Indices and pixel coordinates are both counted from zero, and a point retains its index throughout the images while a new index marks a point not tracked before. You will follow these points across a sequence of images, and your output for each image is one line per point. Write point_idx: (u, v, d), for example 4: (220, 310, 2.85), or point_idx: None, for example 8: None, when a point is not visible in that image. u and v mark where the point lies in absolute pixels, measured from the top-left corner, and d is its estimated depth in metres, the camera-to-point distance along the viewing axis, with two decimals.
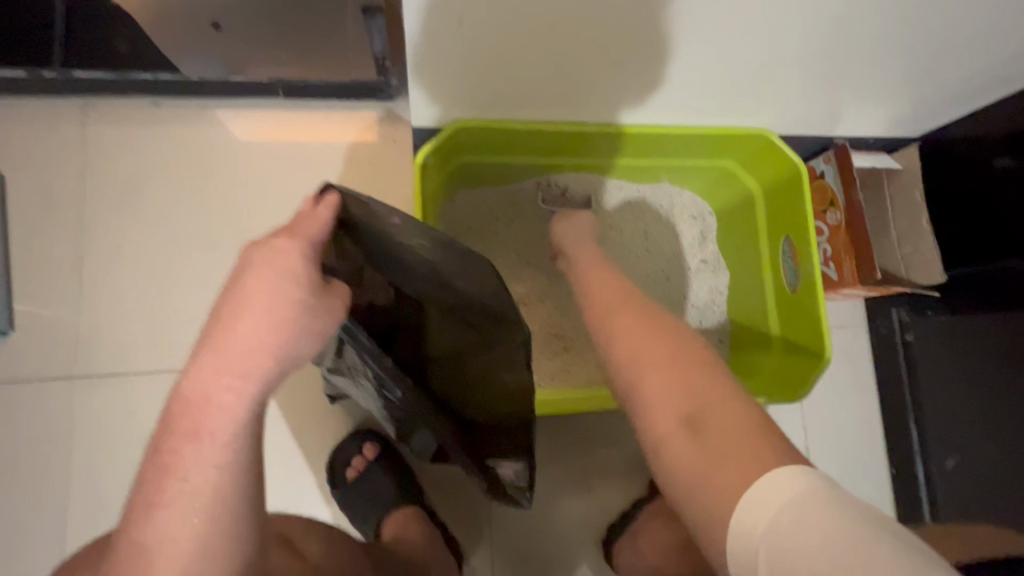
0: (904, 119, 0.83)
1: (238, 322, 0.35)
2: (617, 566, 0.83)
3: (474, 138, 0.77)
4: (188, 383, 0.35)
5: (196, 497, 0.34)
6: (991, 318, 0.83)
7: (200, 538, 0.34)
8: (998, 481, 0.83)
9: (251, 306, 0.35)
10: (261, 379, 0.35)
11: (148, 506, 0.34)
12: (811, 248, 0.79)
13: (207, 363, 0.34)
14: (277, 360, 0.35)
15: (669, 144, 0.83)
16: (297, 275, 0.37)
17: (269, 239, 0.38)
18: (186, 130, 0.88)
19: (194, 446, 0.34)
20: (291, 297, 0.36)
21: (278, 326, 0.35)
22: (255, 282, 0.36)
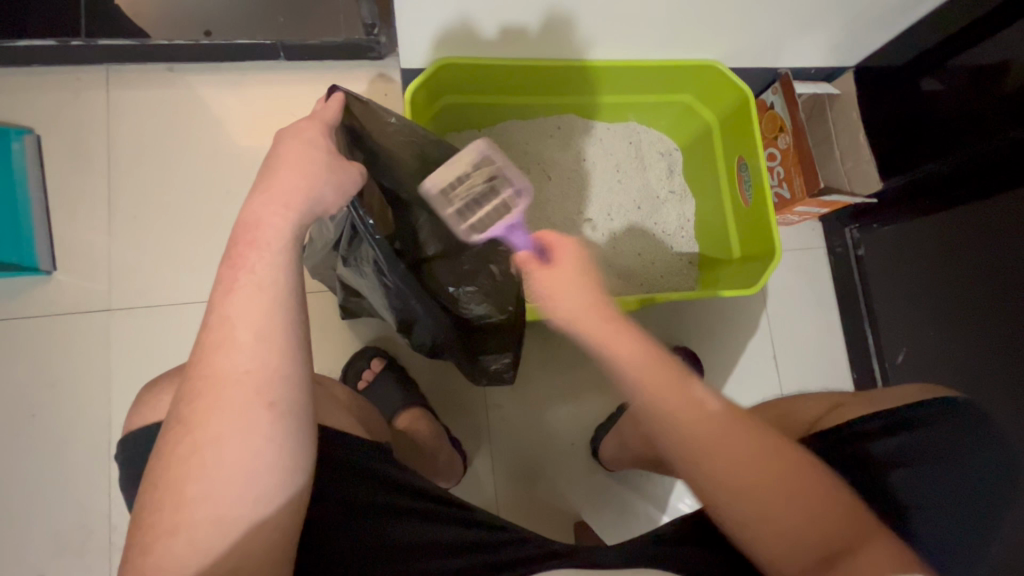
0: (839, 47, 0.93)
1: (280, 168, 0.44)
2: (605, 458, 0.93)
3: (457, 79, 0.87)
4: (248, 211, 0.43)
5: (260, 290, 0.41)
6: (925, 217, 0.93)
7: (262, 329, 0.41)
8: (938, 366, 0.93)
9: (288, 158, 0.45)
10: (300, 208, 0.44)
11: (223, 296, 0.41)
12: (759, 160, 0.89)
13: (261, 195, 0.44)
14: (310, 193, 0.44)
15: (631, 81, 0.93)
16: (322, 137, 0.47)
17: (296, 122, 0.48)
18: (198, 90, 0.97)
19: (255, 253, 0.42)
20: (316, 155, 0.45)
21: (308, 177, 0.44)
22: (290, 142, 0.46)
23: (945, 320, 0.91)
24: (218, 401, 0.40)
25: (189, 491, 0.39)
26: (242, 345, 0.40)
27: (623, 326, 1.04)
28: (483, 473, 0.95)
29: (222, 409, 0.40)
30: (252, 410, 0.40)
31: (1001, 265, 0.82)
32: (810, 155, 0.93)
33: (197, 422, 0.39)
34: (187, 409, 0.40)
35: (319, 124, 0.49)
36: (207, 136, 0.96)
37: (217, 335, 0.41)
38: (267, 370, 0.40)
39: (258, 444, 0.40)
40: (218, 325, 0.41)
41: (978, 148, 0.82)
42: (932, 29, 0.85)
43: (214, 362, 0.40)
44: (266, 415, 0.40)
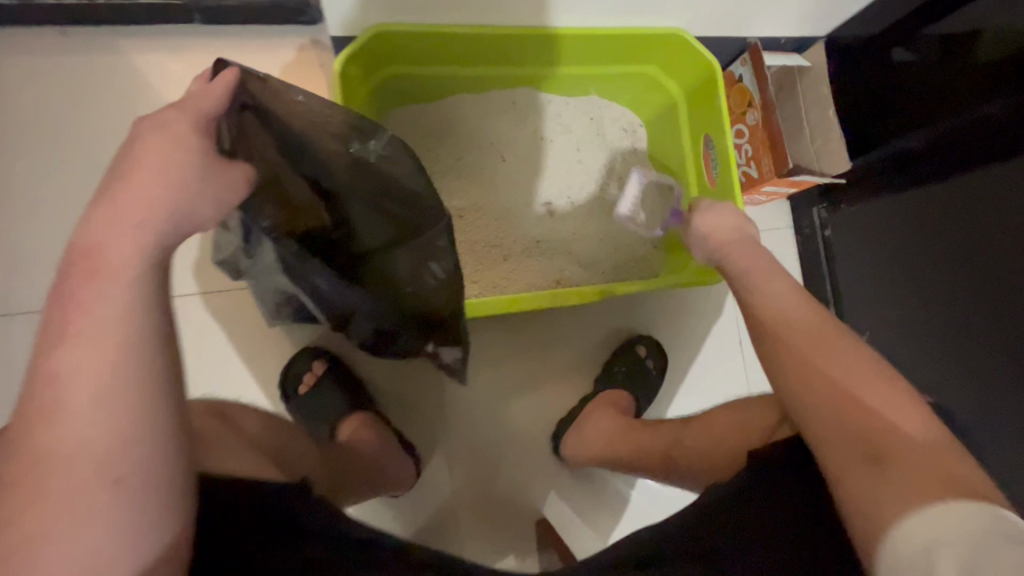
0: (809, 16, 0.87)
1: (131, 177, 0.39)
2: (566, 457, 0.88)
3: (396, 49, 0.77)
4: (83, 231, 0.37)
5: (99, 334, 0.34)
6: (898, 197, 0.87)
7: (99, 377, 0.34)
8: (901, 350, 0.91)
9: (140, 166, 0.39)
10: (156, 226, 0.38)
11: (53, 344, 0.34)
12: (728, 140, 0.83)
13: (102, 211, 0.38)
14: (171, 212, 0.40)
15: (591, 51, 0.85)
16: (186, 141, 0.42)
17: (158, 113, 0.43)
18: (102, 60, 0.87)
19: (94, 284, 0.35)
20: (180, 157, 0.41)
21: (167, 182, 0.40)
22: (148, 145, 0.40)
23: (910, 305, 0.89)
24: (43, 475, 0.32)
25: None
26: (71, 403, 0.33)
27: (585, 317, 0.97)
28: (441, 475, 0.90)
29: (50, 479, 0.32)
30: (89, 487, 0.32)
31: (965, 243, 0.80)
32: (779, 133, 0.88)
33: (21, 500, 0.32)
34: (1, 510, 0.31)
35: (186, 120, 0.43)
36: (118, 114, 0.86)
37: (40, 390, 0.33)
38: (109, 427, 0.33)
39: (104, 526, 0.32)
40: (44, 384, 0.33)
41: (947, 124, 0.79)
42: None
43: (36, 425, 0.33)
44: (112, 484, 0.33)
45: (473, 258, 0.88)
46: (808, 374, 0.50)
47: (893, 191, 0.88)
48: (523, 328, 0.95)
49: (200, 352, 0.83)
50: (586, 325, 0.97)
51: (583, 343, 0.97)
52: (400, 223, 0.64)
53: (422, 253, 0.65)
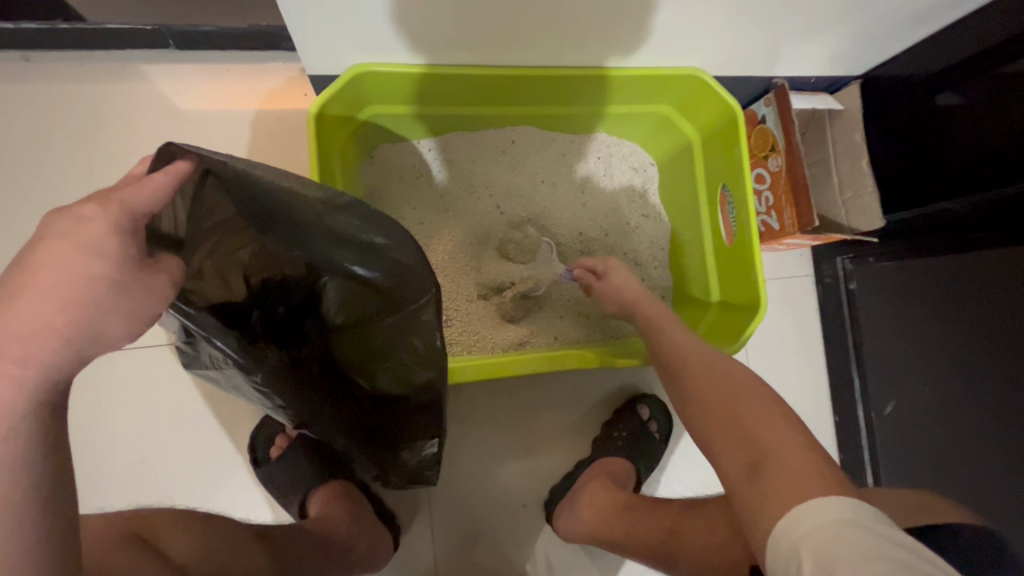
0: (844, 56, 0.79)
1: (15, 304, 0.28)
2: (555, 524, 0.82)
3: (382, 85, 0.70)
4: None
5: None
6: (939, 262, 0.79)
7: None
8: (930, 425, 0.83)
9: (40, 279, 0.29)
10: (50, 363, 0.29)
11: None
12: (747, 195, 0.75)
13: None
14: (71, 338, 0.29)
15: (598, 90, 0.77)
16: (101, 248, 0.30)
17: (76, 205, 0.31)
18: (62, 87, 0.81)
19: None
20: (91, 273, 0.30)
21: (66, 307, 0.29)
22: (45, 256, 0.29)
23: (937, 380, 0.81)
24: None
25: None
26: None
27: (585, 375, 0.91)
28: (422, 542, 0.84)
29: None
30: None
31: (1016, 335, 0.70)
32: (802, 183, 0.80)
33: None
34: None
35: (107, 219, 0.31)
36: (88, 143, 0.81)
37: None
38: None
39: None
40: None
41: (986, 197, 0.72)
42: (962, 38, 0.70)
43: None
44: None
45: (463, 313, 0.80)
46: (721, 425, 0.52)
47: (931, 257, 0.80)
48: (520, 386, 0.89)
49: (90, 478, 0.74)
50: (584, 381, 0.91)
51: (582, 403, 0.90)
52: (375, 302, 0.57)
53: (406, 329, 0.58)
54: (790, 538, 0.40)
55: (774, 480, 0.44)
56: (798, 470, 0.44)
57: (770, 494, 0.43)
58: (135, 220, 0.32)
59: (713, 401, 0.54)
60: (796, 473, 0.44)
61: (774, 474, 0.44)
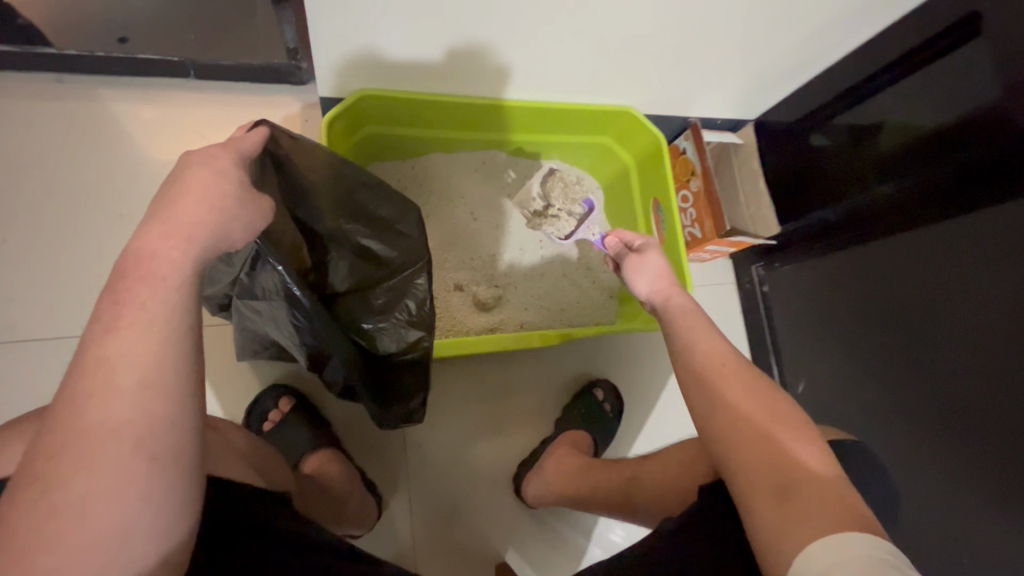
0: (740, 102, 1.03)
1: (184, 199, 0.40)
2: (525, 497, 0.91)
3: (380, 108, 0.86)
4: (138, 240, 0.39)
5: (149, 330, 0.36)
6: (825, 256, 1.01)
7: (151, 377, 0.35)
8: (833, 395, 1.01)
9: (193, 186, 0.41)
10: (206, 237, 0.40)
11: (105, 333, 0.36)
12: (673, 204, 0.93)
13: (158, 225, 0.39)
14: (217, 226, 0.41)
15: (551, 120, 0.96)
16: (228, 174, 0.43)
17: (204, 150, 0.44)
18: (90, 106, 0.93)
19: (149, 283, 0.37)
20: (224, 190, 0.42)
21: (211, 207, 0.41)
22: (194, 175, 0.42)
23: (834, 355, 1.00)
24: (86, 453, 0.33)
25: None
26: (121, 385, 0.34)
27: (547, 363, 1.03)
28: (400, 516, 0.91)
29: (92, 465, 0.32)
30: (131, 462, 0.33)
31: (887, 314, 0.91)
32: (716, 199, 1.00)
33: (55, 483, 0.32)
34: (22, 493, 0.31)
35: (226, 159, 0.45)
36: (116, 157, 0.92)
37: (80, 380, 0.34)
38: (155, 414, 0.35)
39: (137, 501, 0.33)
40: (92, 367, 0.35)
41: (854, 202, 0.94)
42: (824, 89, 0.96)
43: (79, 408, 0.34)
44: (151, 458, 0.34)
45: (441, 302, 0.93)
46: (741, 420, 0.53)
47: (818, 254, 1.02)
48: (491, 373, 1.00)
49: None
50: (547, 369, 1.03)
51: (545, 388, 1.02)
52: (373, 271, 0.69)
53: (400, 292, 0.69)
54: (826, 563, 0.42)
55: (705, 387, 0.58)
56: (833, 502, 0.46)
57: (799, 523, 0.45)
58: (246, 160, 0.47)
59: (744, 412, 0.54)
60: (828, 510, 0.45)
61: (807, 501, 0.46)
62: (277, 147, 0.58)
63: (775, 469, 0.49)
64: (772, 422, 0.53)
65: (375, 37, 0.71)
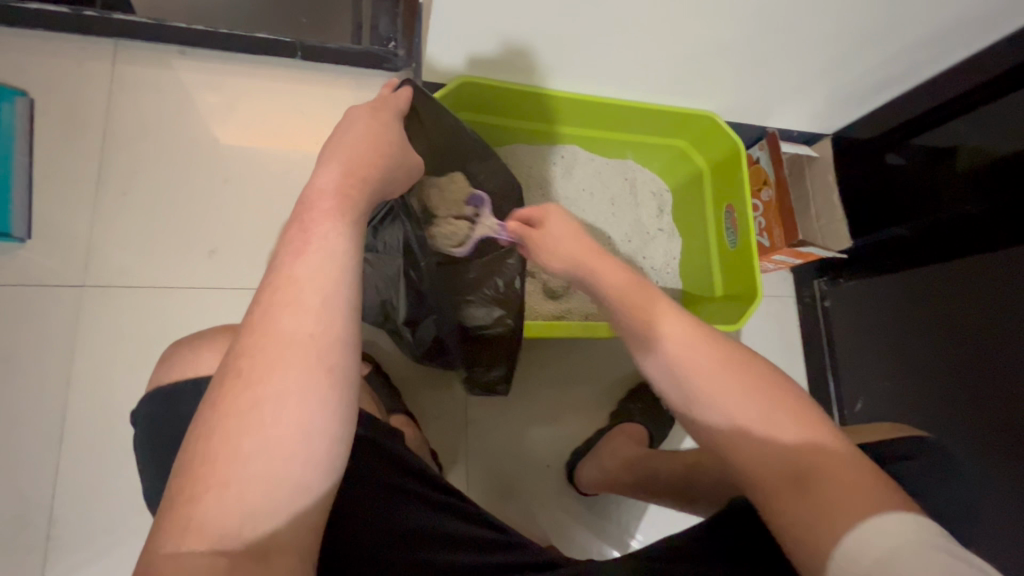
0: (820, 115, 1.05)
1: (355, 144, 0.46)
2: (581, 482, 0.93)
3: (479, 96, 0.91)
4: (318, 181, 0.43)
5: (333, 257, 0.40)
6: (894, 276, 1.00)
7: (331, 295, 0.39)
8: (895, 412, 1.00)
9: (365, 137, 0.47)
10: (373, 181, 0.46)
11: (293, 257, 0.40)
12: (748, 209, 0.95)
13: (339, 163, 0.45)
14: (381, 173, 0.47)
15: (634, 120, 1.00)
16: (389, 132, 0.50)
17: (361, 108, 0.51)
18: (202, 76, 0.98)
19: (327, 218, 0.41)
20: (386, 141, 0.49)
21: (375, 158, 0.47)
22: (358, 127, 0.48)
23: (898, 373, 0.99)
24: (281, 354, 0.37)
25: (227, 470, 0.35)
26: (308, 301, 0.38)
27: (607, 355, 1.05)
28: (459, 488, 0.94)
29: (278, 368, 0.37)
30: (317, 370, 0.38)
31: (949, 330, 0.91)
32: (790, 207, 1.01)
33: (258, 377, 0.37)
34: (225, 387, 0.37)
35: (383, 118, 0.51)
36: (221, 127, 0.97)
37: (275, 290, 0.39)
38: (334, 329, 0.39)
39: (318, 407, 0.37)
40: (284, 285, 0.39)
41: (933, 217, 0.92)
42: (909, 103, 0.95)
43: (275, 316, 0.38)
44: (327, 370, 0.38)
45: None
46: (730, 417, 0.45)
47: (886, 272, 1.01)
48: (550, 359, 1.03)
49: None
50: (605, 362, 1.05)
51: (601, 380, 1.04)
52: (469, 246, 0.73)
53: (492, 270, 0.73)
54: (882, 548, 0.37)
55: None
56: (854, 483, 0.41)
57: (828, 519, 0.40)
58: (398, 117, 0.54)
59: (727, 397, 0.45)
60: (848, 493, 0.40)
61: (828, 487, 0.41)
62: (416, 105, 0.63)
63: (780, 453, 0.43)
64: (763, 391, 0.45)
65: (491, 24, 0.76)
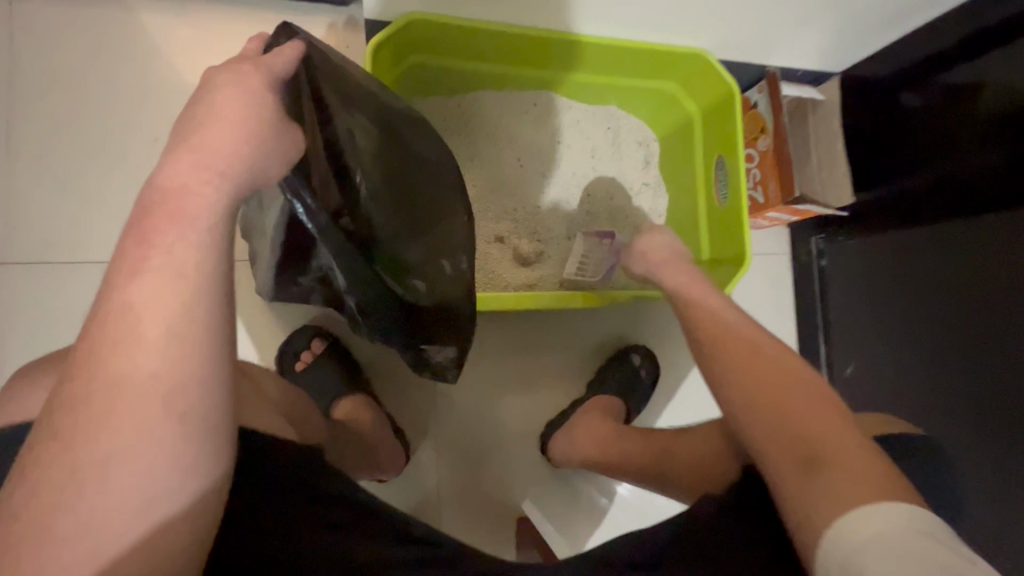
0: (827, 52, 0.91)
1: (208, 126, 0.38)
2: (552, 456, 0.90)
3: (433, 35, 0.78)
4: (169, 173, 0.36)
5: (180, 274, 0.34)
6: (898, 234, 0.91)
7: (178, 322, 0.34)
8: (886, 377, 0.95)
9: (227, 112, 0.38)
10: (238, 172, 0.38)
11: (131, 275, 0.34)
12: (739, 164, 0.84)
13: (186, 155, 0.37)
14: (255, 159, 0.39)
15: (613, 62, 0.88)
16: (258, 95, 0.40)
17: (232, 64, 0.41)
18: (117, 16, 0.85)
19: (174, 224, 0.35)
20: (255, 109, 0.40)
21: (247, 135, 0.39)
22: (223, 95, 0.39)
23: (892, 341, 0.94)
24: (112, 405, 0.32)
25: (31, 557, 0.29)
26: (149, 338, 0.33)
27: (584, 322, 0.99)
28: (428, 465, 0.91)
29: (114, 418, 0.32)
30: (160, 416, 0.32)
31: (946, 296, 0.85)
32: (787, 160, 0.91)
33: (76, 436, 0.31)
34: (47, 444, 0.31)
35: (258, 76, 0.41)
36: (142, 80, 0.85)
37: (108, 326, 0.33)
38: (180, 368, 0.33)
39: (163, 460, 0.32)
40: (119, 315, 0.33)
41: (944, 169, 0.83)
42: (926, 40, 0.83)
43: (104, 357, 0.33)
44: (180, 417, 0.33)
45: (490, 241, 0.89)
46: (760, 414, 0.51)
47: (887, 230, 0.92)
48: (524, 326, 0.96)
49: None
50: (582, 329, 0.99)
51: (578, 348, 0.98)
52: (409, 219, 0.63)
53: (442, 247, 0.65)
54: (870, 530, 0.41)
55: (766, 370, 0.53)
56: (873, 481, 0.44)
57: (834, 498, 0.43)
58: (278, 77, 0.43)
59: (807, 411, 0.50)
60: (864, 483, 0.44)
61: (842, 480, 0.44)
62: (312, 62, 0.53)
63: (797, 450, 0.47)
64: (787, 386, 0.52)
65: None
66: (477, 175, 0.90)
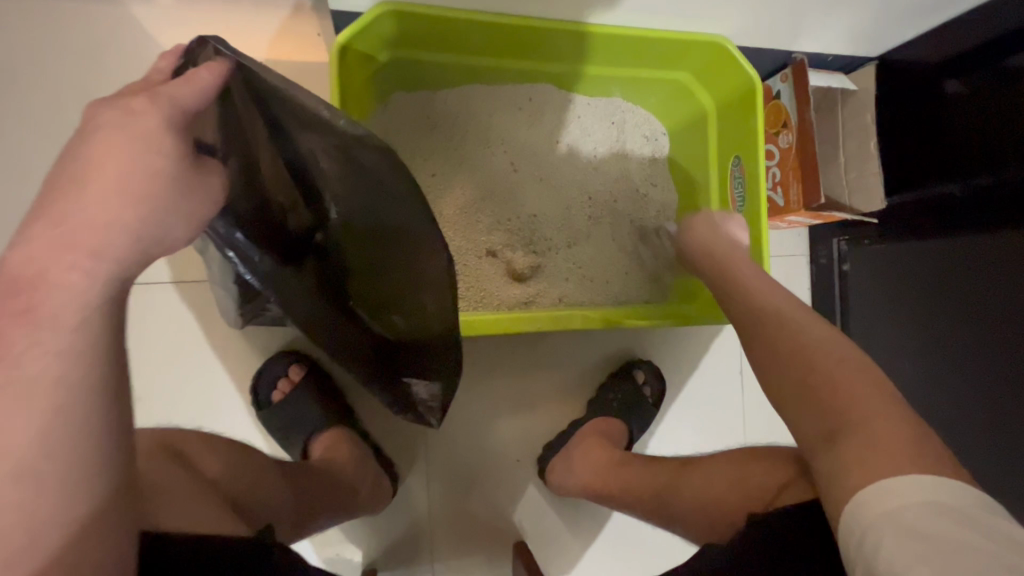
0: (863, 37, 0.80)
1: (83, 191, 0.32)
2: (549, 481, 0.84)
3: (412, 28, 0.69)
4: (27, 260, 0.30)
5: (30, 396, 0.29)
6: (940, 241, 0.81)
7: (30, 451, 0.29)
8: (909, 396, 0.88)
9: (102, 182, 0.32)
10: (119, 257, 0.32)
11: None
12: (760, 167, 0.74)
13: (48, 236, 0.30)
14: (140, 237, 0.33)
15: (617, 51, 0.78)
16: (157, 143, 0.33)
17: (124, 99, 0.34)
18: (76, 7, 0.77)
19: (27, 327, 0.29)
20: (144, 164, 0.33)
21: (135, 200, 0.33)
22: (100, 151, 0.32)
23: (917, 358, 0.86)
24: None
25: None
26: None
27: (582, 338, 0.92)
28: (418, 490, 0.87)
29: None
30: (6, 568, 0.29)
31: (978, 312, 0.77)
32: (812, 161, 0.81)
33: None
34: None
35: (158, 112, 0.34)
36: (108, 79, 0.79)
37: None
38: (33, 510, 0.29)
39: None
40: None
41: (994, 181, 0.74)
42: (979, 23, 0.71)
43: None
44: None
45: (478, 255, 0.81)
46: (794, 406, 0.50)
47: (924, 237, 0.83)
48: (519, 343, 0.90)
49: (142, 381, 0.75)
50: (581, 343, 0.92)
51: (578, 362, 0.92)
52: (384, 250, 0.57)
53: (420, 284, 0.56)
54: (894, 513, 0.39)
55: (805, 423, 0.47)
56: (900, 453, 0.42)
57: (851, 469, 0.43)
58: (182, 114, 0.35)
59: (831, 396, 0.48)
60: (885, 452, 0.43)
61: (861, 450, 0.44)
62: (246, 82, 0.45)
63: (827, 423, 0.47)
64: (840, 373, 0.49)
65: None
66: (461, 182, 0.82)
